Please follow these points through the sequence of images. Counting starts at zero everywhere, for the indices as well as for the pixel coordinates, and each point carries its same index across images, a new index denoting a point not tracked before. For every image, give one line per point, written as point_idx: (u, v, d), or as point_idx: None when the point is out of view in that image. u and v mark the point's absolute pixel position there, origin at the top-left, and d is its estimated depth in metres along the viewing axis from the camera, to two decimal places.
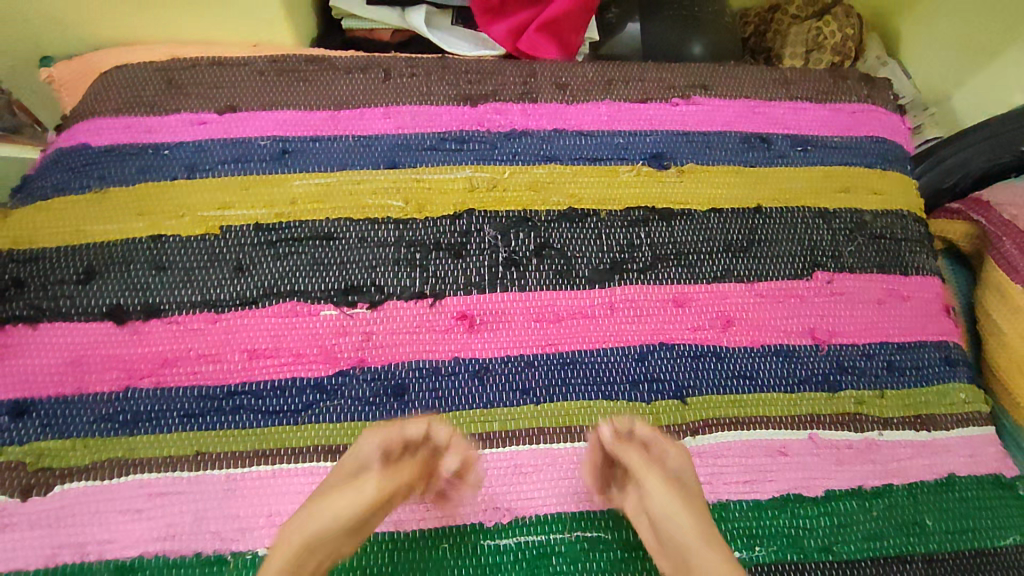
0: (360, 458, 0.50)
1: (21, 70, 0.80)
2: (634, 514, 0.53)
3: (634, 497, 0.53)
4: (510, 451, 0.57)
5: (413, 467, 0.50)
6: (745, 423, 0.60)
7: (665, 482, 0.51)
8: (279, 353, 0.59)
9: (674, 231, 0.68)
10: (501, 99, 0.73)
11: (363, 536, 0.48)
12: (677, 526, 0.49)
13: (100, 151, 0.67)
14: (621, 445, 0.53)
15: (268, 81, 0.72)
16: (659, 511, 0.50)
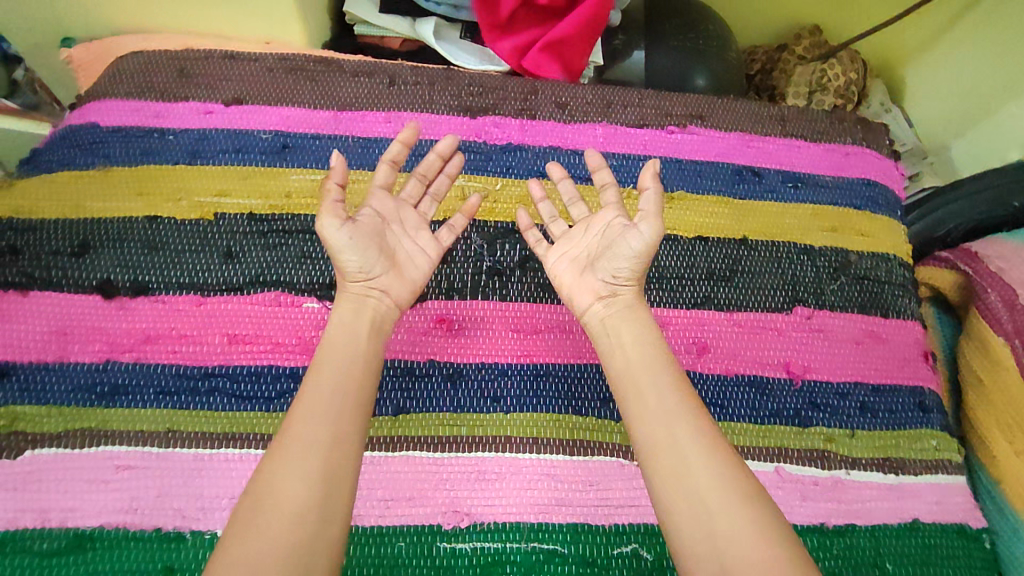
0: (333, 246, 0.55)
1: (44, 49, 0.83)
2: (560, 275, 0.61)
3: (581, 246, 0.61)
4: (476, 456, 0.57)
5: (368, 242, 0.56)
6: None
7: (631, 285, 0.58)
8: (258, 339, 0.60)
9: (658, 254, 0.68)
10: (500, 114, 0.75)
11: (375, 333, 0.55)
12: (646, 349, 0.54)
13: (107, 131, 0.69)
14: (646, 217, 0.56)
15: (275, 77, 0.74)
16: (632, 313, 0.57)
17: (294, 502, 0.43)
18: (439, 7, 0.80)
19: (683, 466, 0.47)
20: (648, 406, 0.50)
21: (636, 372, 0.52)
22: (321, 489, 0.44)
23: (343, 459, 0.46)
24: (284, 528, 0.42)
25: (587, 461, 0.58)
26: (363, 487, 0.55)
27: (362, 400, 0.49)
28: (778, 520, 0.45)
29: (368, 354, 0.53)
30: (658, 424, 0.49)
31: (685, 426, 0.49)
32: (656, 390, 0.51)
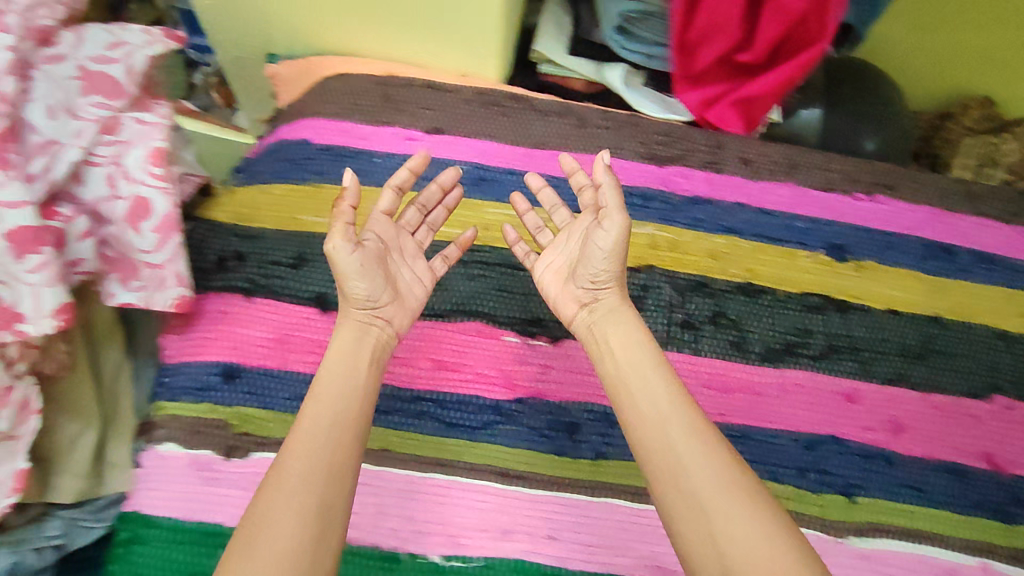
0: (340, 269, 0.53)
1: (245, 61, 0.87)
2: (545, 284, 0.62)
3: (563, 255, 0.62)
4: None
5: (375, 269, 0.55)
6: (913, 536, 0.59)
7: (610, 287, 0.58)
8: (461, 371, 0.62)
9: (850, 324, 0.67)
10: (688, 165, 0.75)
11: (374, 364, 0.53)
12: (636, 358, 0.53)
13: (318, 149, 0.72)
14: (609, 215, 0.54)
15: (473, 110, 0.76)
16: (620, 322, 0.56)
17: (301, 496, 0.43)
18: (633, 56, 0.76)
19: (680, 479, 0.45)
20: (644, 422, 0.49)
21: (631, 387, 0.51)
22: (328, 484, 0.44)
23: (330, 440, 0.46)
24: (289, 517, 0.42)
25: None
26: (568, 529, 0.56)
27: (355, 390, 0.50)
28: (784, 518, 0.43)
29: (365, 351, 0.53)
30: (658, 441, 0.48)
31: (675, 434, 0.47)
32: (645, 404, 0.50)
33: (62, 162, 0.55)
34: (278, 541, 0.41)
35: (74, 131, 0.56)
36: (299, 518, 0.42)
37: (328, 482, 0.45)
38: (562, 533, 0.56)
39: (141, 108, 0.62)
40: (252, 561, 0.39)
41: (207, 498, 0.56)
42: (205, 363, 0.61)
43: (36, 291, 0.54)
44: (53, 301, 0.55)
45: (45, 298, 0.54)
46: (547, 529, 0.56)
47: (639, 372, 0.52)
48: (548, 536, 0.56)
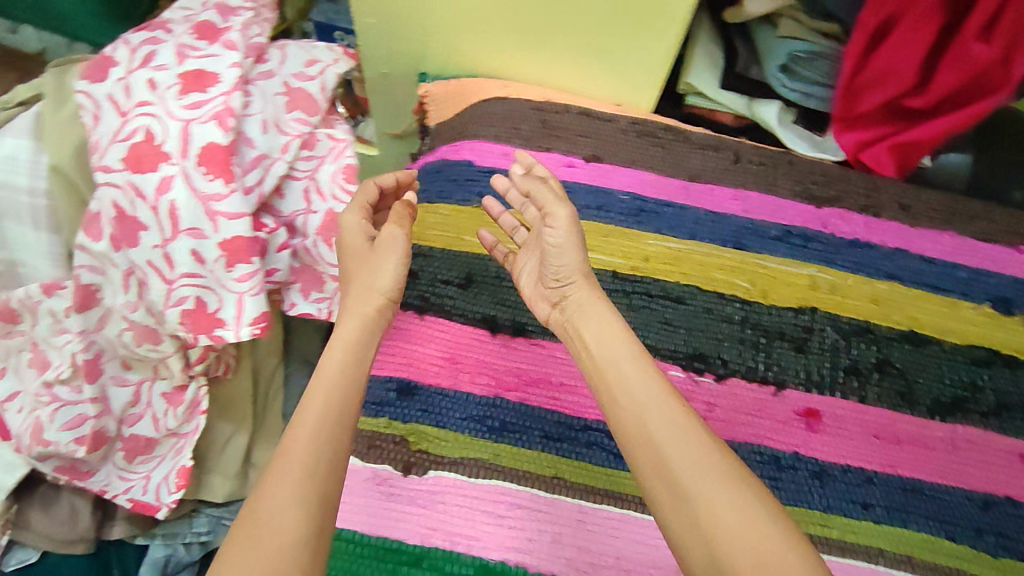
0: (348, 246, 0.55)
1: (390, 77, 0.89)
2: (518, 284, 0.62)
3: (534, 256, 0.60)
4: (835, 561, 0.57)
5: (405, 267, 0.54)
6: None
7: (576, 279, 0.55)
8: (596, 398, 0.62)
9: (1017, 381, 0.67)
10: (846, 207, 0.75)
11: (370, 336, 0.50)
12: (617, 344, 0.51)
13: (480, 171, 0.73)
14: (554, 213, 0.54)
15: (629, 140, 0.76)
16: (586, 310, 0.54)
17: (294, 469, 0.41)
18: (791, 94, 0.76)
19: (668, 471, 0.44)
20: (622, 410, 0.47)
21: (613, 378, 0.49)
22: (324, 454, 0.43)
23: (327, 417, 0.44)
24: (285, 495, 0.40)
25: None
26: None
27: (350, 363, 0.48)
28: (768, 505, 0.42)
29: (372, 328, 0.51)
30: (637, 432, 0.46)
31: (661, 422, 0.46)
32: (629, 395, 0.48)
33: (270, 175, 0.57)
34: (276, 521, 0.39)
35: (280, 146, 0.58)
36: (291, 494, 0.40)
37: (321, 456, 0.43)
38: None
39: (327, 124, 0.64)
40: (262, 543, 0.38)
41: (383, 512, 0.57)
42: (381, 378, 0.63)
43: (240, 298, 0.56)
44: (252, 311, 0.57)
45: (244, 305, 0.56)
46: None
47: (611, 360, 0.50)
48: None
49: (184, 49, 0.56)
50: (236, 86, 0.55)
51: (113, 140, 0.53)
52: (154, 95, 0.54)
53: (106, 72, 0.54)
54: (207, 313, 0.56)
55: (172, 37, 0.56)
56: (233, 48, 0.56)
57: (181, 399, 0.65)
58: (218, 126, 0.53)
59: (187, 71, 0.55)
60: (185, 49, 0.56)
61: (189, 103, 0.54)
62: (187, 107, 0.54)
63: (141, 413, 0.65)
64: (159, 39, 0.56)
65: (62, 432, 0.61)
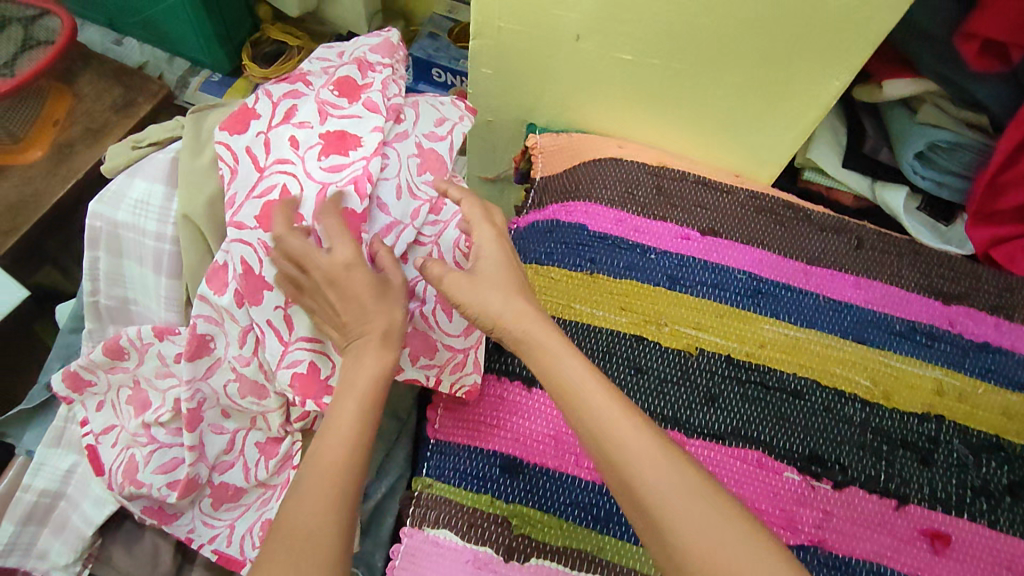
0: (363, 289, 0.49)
1: (495, 126, 0.88)
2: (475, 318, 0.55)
3: None
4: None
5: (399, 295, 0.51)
6: None
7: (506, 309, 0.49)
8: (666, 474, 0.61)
9: None
10: (975, 305, 0.71)
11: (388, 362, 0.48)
12: (571, 359, 0.46)
13: (593, 236, 0.71)
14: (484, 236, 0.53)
15: (747, 215, 0.74)
16: (532, 352, 0.48)
17: (330, 477, 0.42)
18: (923, 182, 0.74)
19: (631, 488, 0.41)
20: (585, 419, 0.44)
21: (573, 397, 0.45)
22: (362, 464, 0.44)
23: (356, 424, 0.45)
24: (319, 503, 0.41)
25: None
26: None
27: (380, 366, 0.47)
28: (737, 521, 0.39)
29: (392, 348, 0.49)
30: (600, 443, 0.43)
31: (614, 426, 0.43)
32: (587, 408, 0.44)
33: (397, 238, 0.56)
34: (306, 522, 0.40)
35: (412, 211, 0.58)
36: (325, 502, 0.41)
37: (345, 460, 0.43)
38: None
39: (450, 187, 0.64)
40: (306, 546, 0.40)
41: None
42: (484, 453, 0.61)
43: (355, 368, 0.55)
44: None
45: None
46: None
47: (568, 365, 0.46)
48: None
49: (325, 108, 0.57)
50: (376, 151, 0.55)
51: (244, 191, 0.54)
52: (295, 151, 0.55)
53: (246, 125, 0.56)
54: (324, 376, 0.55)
55: (314, 95, 0.57)
56: (374, 112, 0.57)
57: (275, 450, 0.64)
58: (354, 191, 0.53)
59: (328, 131, 0.56)
60: (326, 107, 0.57)
61: (328, 166, 0.54)
62: (324, 168, 0.54)
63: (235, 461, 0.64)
64: (300, 96, 0.57)
65: (155, 475, 0.62)
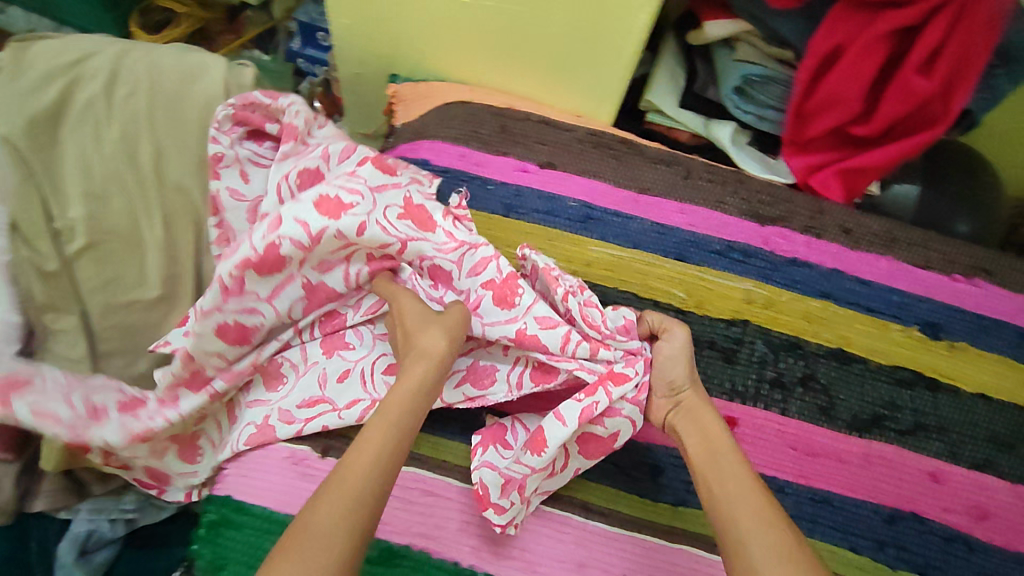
0: (405, 310, 0.60)
1: (364, 78, 0.92)
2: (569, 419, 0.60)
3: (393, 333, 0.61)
4: (664, 544, 0.63)
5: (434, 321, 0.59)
6: None
7: (688, 390, 0.58)
8: (583, 481, 0.66)
9: (939, 403, 0.68)
10: (789, 226, 0.76)
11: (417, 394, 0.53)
12: (723, 452, 0.53)
13: (436, 170, 0.76)
14: (671, 332, 0.60)
15: (585, 150, 0.78)
16: (691, 421, 0.57)
17: (349, 482, 0.47)
18: (745, 117, 0.80)
19: (742, 554, 0.46)
20: (715, 488, 0.51)
21: (709, 470, 0.53)
22: (373, 489, 0.47)
23: (387, 450, 0.49)
24: (335, 502, 0.45)
25: None
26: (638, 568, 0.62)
27: (410, 395, 0.53)
28: None
29: (423, 381, 0.54)
30: (722, 511, 0.49)
31: (743, 502, 0.49)
32: (725, 480, 0.51)
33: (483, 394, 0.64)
34: (315, 525, 0.44)
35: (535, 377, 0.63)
36: (339, 508, 0.45)
37: (365, 475, 0.47)
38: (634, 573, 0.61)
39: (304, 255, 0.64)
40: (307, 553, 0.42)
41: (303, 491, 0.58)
42: None
43: (353, 368, 0.64)
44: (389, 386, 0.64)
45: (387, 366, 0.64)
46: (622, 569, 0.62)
47: (706, 442, 0.55)
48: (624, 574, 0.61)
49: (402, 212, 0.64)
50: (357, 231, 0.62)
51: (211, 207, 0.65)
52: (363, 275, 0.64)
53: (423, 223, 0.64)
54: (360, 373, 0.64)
55: (393, 196, 0.64)
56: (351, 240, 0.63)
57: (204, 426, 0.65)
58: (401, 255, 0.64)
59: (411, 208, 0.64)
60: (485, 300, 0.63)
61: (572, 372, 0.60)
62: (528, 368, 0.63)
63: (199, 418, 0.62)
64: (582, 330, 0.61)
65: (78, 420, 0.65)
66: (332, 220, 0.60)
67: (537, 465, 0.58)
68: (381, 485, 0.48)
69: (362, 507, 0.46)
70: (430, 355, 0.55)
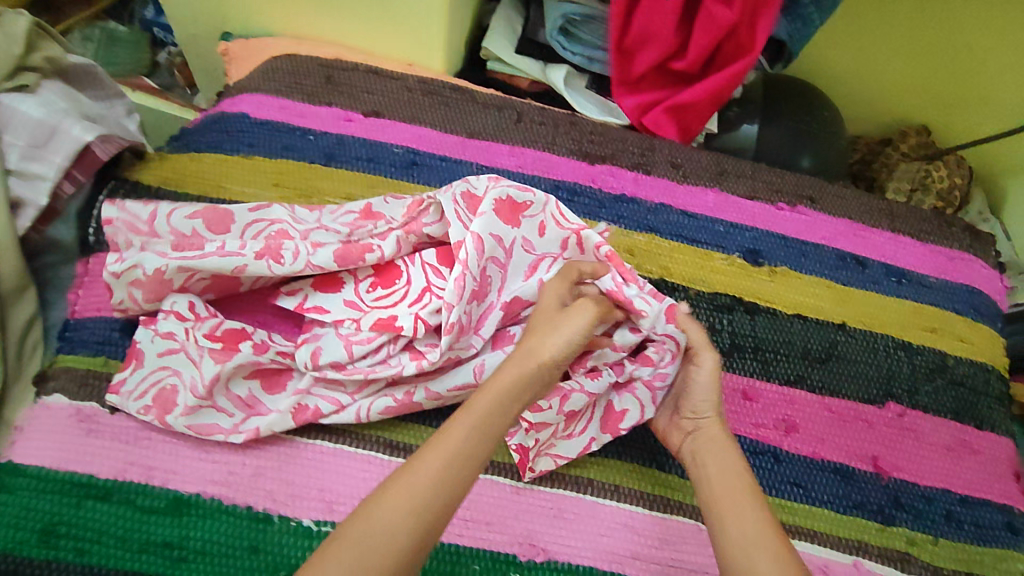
0: (546, 305, 0.55)
1: (198, 40, 0.88)
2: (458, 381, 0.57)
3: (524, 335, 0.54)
4: (484, 479, 0.58)
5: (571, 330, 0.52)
6: (777, 528, 0.60)
7: (709, 417, 0.56)
8: (398, 421, 0.59)
9: (755, 325, 0.70)
10: (618, 164, 0.77)
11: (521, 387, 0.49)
12: (742, 486, 0.50)
13: (254, 123, 0.73)
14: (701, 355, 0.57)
15: (413, 98, 0.77)
16: (707, 451, 0.54)
17: (427, 475, 0.42)
18: (575, 58, 0.80)
19: None
20: (730, 521, 0.48)
21: (727, 500, 0.49)
22: (455, 483, 0.43)
23: (470, 446, 0.44)
24: (411, 496, 0.41)
25: (665, 519, 0.59)
26: None
27: (506, 389, 0.48)
28: None
29: (514, 375, 0.49)
30: (737, 546, 0.46)
31: (758, 539, 0.46)
32: (742, 512, 0.48)
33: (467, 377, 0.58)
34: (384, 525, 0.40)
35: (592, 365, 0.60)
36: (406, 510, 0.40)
37: (450, 472, 0.43)
38: None
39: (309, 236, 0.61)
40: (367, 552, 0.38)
41: (85, 448, 0.55)
42: (107, 318, 0.61)
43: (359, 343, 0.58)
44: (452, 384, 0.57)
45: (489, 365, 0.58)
46: None
47: (730, 471, 0.52)
48: None
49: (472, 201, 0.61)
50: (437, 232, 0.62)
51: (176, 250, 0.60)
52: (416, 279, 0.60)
53: (518, 221, 0.61)
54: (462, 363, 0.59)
55: (455, 189, 0.60)
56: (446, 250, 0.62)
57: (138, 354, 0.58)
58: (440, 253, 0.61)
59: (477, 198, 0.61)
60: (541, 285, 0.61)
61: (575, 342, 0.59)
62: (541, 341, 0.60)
63: (210, 419, 0.56)
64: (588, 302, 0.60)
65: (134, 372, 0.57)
66: (516, 228, 0.61)
67: (591, 389, 0.57)
68: (462, 481, 0.43)
69: (435, 503, 0.41)
70: (541, 357, 0.50)
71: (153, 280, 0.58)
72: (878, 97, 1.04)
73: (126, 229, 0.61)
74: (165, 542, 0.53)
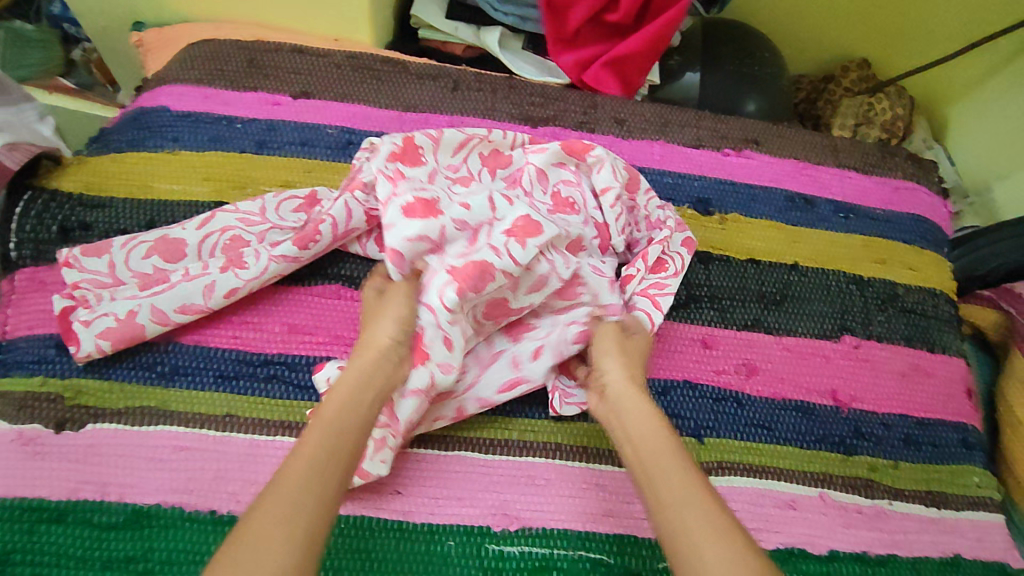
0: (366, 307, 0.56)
1: (109, 32, 0.83)
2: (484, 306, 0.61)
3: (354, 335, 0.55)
4: (449, 456, 0.58)
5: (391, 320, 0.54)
6: (747, 471, 0.62)
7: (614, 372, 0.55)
8: None
9: (710, 274, 0.70)
10: (561, 125, 0.75)
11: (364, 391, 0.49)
12: (648, 417, 0.50)
13: (176, 116, 0.70)
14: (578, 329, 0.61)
15: (343, 74, 0.74)
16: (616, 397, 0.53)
17: (295, 475, 0.40)
18: (507, 19, 0.78)
19: (663, 511, 0.43)
20: (642, 448, 0.48)
21: (633, 430, 0.50)
22: (323, 477, 0.41)
23: (327, 441, 0.44)
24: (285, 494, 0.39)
25: None
26: (416, 484, 0.57)
27: (349, 393, 0.48)
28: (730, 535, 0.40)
29: (378, 373, 0.50)
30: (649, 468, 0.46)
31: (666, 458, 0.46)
32: (654, 437, 0.48)
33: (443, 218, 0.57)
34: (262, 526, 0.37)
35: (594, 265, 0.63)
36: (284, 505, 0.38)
37: (312, 469, 0.41)
38: (409, 488, 0.56)
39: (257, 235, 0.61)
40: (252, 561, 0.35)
41: (31, 472, 0.53)
42: (41, 335, 0.58)
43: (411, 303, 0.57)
44: (423, 224, 0.56)
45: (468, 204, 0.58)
46: (395, 484, 0.56)
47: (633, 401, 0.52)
48: (395, 492, 0.56)
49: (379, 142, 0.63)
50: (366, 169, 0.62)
51: (144, 290, 0.58)
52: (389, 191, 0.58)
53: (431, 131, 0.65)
54: (433, 205, 0.57)
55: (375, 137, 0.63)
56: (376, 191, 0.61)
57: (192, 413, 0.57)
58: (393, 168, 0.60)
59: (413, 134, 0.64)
60: (483, 176, 0.65)
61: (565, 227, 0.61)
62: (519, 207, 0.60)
63: None
64: (528, 178, 0.63)
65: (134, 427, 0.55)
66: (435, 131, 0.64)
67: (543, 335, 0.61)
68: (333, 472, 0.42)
69: (313, 498, 0.40)
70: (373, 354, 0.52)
71: (125, 326, 0.56)
72: (813, 36, 1.04)
73: (93, 287, 0.58)
74: (127, 556, 0.51)
